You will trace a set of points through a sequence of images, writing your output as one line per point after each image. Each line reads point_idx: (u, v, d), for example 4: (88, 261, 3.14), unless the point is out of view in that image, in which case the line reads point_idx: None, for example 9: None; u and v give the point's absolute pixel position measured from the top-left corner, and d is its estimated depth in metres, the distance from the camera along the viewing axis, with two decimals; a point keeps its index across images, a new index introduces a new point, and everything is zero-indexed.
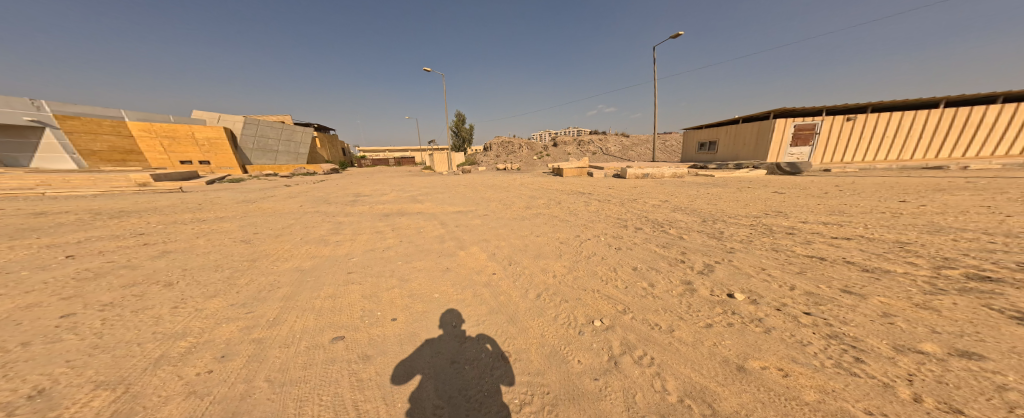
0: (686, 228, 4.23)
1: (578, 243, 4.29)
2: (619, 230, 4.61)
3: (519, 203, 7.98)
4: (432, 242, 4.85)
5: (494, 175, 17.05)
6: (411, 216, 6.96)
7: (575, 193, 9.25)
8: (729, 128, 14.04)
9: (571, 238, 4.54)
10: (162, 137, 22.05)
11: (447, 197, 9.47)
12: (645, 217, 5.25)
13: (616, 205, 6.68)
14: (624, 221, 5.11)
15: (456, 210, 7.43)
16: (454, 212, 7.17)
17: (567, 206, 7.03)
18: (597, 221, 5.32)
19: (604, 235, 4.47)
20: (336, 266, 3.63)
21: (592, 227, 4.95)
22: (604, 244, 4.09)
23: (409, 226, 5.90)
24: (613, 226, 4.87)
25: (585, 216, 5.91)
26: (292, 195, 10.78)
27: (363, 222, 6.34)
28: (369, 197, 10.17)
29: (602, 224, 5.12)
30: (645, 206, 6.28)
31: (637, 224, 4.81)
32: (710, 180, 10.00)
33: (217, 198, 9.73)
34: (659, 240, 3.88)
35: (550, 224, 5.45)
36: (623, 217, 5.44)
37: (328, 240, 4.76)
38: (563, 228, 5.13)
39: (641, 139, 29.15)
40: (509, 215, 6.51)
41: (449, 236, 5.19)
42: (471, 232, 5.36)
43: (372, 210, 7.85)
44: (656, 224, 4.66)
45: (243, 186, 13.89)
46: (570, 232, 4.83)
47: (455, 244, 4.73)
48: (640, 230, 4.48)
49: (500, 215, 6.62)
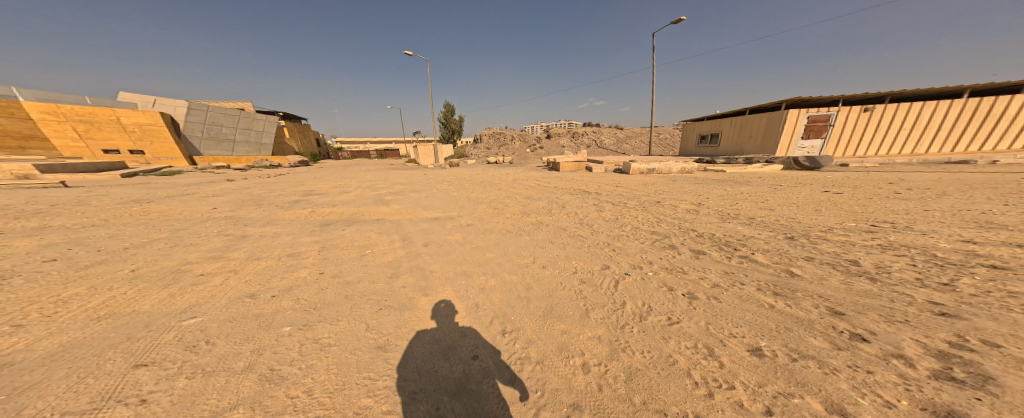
0: (778, 254, 2.67)
1: (612, 284, 2.65)
2: (666, 255, 3.01)
3: (512, 206, 6.28)
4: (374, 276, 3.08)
5: (483, 169, 15.10)
6: (362, 222, 5.09)
7: (579, 192, 7.67)
8: (733, 121, 13.27)
9: (596, 273, 2.89)
10: (75, 121, 18.44)
11: (424, 196, 7.60)
12: (690, 229, 3.69)
13: (638, 209, 5.10)
14: (663, 237, 3.53)
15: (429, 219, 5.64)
16: (424, 219, 5.35)
17: (572, 213, 5.41)
18: (623, 238, 3.72)
19: (651, 267, 2.81)
20: (112, 345, 1.76)
21: (620, 249, 3.36)
22: (658, 286, 2.48)
23: (352, 241, 4.06)
24: (650, 247, 3.29)
25: (601, 228, 4.30)
26: (223, 192, 8.53)
27: (285, 231, 4.40)
28: (323, 195, 8.08)
29: (632, 243, 3.51)
30: (678, 211, 4.75)
31: (691, 245, 3.20)
32: (726, 177, 8.79)
33: (110, 195, 7.33)
34: (754, 280, 2.29)
35: (558, 243, 3.80)
36: (657, 230, 3.85)
37: (188, 270, 2.83)
38: (577, 251, 3.49)
39: (634, 132, 28.06)
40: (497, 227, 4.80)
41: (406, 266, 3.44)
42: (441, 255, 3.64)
43: (318, 212, 5.91)
44: (722, 245, 3.09)
45: (169, 181, 11.26)
46: (590, 260, 3.18)
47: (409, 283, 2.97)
48: (701, 254, 2.90)
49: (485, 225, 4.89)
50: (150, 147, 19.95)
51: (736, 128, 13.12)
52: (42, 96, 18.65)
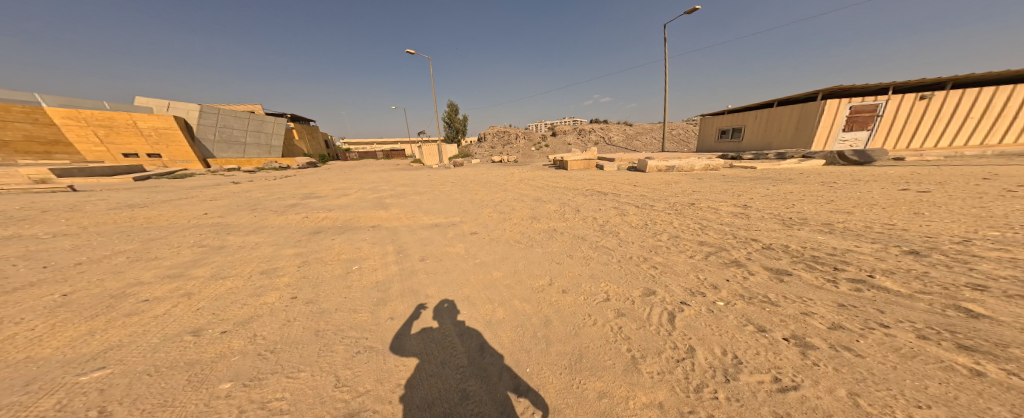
0: (918, 279, 1.97)
1: (667, 319, 1.99)
2: (733, 277, 2.33)
3: (520, 210, 5.66)
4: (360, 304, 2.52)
5: (487, 169, 14.55)
6: (355, 230, 4.56)
7: (593, 193, 6.97)
8: (759, 114, 12.21)
9: (641, 302, 2.23)
10: (95, 125, 18.88)
11: (425, 199, 7.10)
12: (748, 239, 2.98)
13: (668, 213, 4.39)
14: (716, 250, 2.84)
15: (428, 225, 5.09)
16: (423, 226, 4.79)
17: (591, 218, 4.75)
18: (663, 250, 3.05)
19: (720, 295, 2.13)
20: None
21: (666, 267, 2.69)
22: (740, 325, 1.79)
23: (339, 254, 3.52)
24: (705, 264, 2.61)
25: (630, 236, 3.63)
26: (221, 195, 8.24)
27: (270, 241, 3.90)
28: (321, 198, 7.67)
29: (677, 258, 2.83)
30: (717, 214, 4.01)
31: (763, 262, 2.49)
32: (759, 174, 7.90)
33: (105, 200, 7.08)
34: (909, 322, 1.59)
35: (579, 259, 3.16)
36: (704, 239, 3.15)
37: (134, 295, 2.31)
38: (608, 269, 2.84)
39: (644, 129, 26.97)
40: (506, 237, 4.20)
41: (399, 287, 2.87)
42: (441, 273, 3.06)
43: (311, 218, 5.44)
44: (810, 263, 2.37)
45: (174, 184, 11.17)
46: (630, 283, 2.53)
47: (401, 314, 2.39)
48: (789, 277, 2.20)
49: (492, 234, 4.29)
50: (166, 150, 20.33)
51: (762, 121, 12.06)
52: (64, 102, 19.14)
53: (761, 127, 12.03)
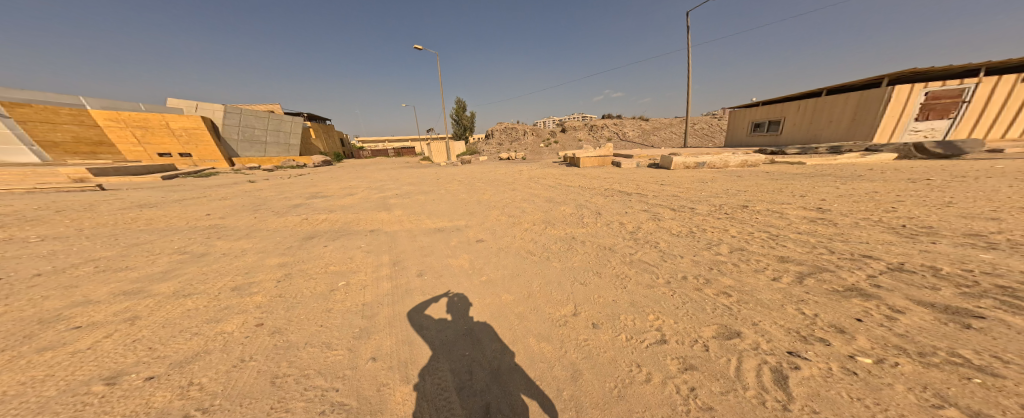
0: None
1: (775, 383, 1.37)
2: (867, 317, 1.63)
3: (534, 214, 5.06)
4: (344, 345, 2.04)
5: (496, 167, 14.00)
6: (355, 237, 4.15)
7: (613, 194, 6.25)
8: (803, 103, 10.91)
9: (729, 355, 1.59)
10: (133, 126, 19.94)
11: (429, 199, 6.72)
12: (856, 254, 2.23)
13: (716, 218, 3.65)
14: (813, 270, 2.12)
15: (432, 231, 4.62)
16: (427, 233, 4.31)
17: (618, 224, 4.08)
18: (731, 269, 2.36)
19: (862, 347, 1.46)
20: None
21: (748, 296, 2.02)
22: (929, 408, 1.14)
23: (330, 269, 3.08)
24: (807, 292, 1.91)
25: (678, 247, 2.95)
26: (230, 194, 8.18)
27: (261, 249, 3.52)
28: (326, 198, 7.45)
29: (758, 281, 2.14)
30: (777, 219, 3.29)
31: (904, 291, 1.76)
32: (808, 170, 6.91)
33: (117, 199, 7.07)
34: None
35: (610, 280, 2.59)
36: (786, 252, 2.42)
37: (72, 321, 1.90)
38: (661, 298, 2.22)
39: (663, 123, 25.48)
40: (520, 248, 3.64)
41: (394, 318, 2.38)
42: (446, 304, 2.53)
43: (310, 220, 5.10)
44: (1000, 297, 1.59)
45: (192, 182, 11.38)
46: (698, 323, 1.90)
47: (393, 364, 1.89)
48: (997, 322, 1.44)
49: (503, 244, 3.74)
50: (195, 150, 21.29)
51: (807, 111, 10.76)
52: (105, 104, 20.29)
53: (805, 119, 10.79)
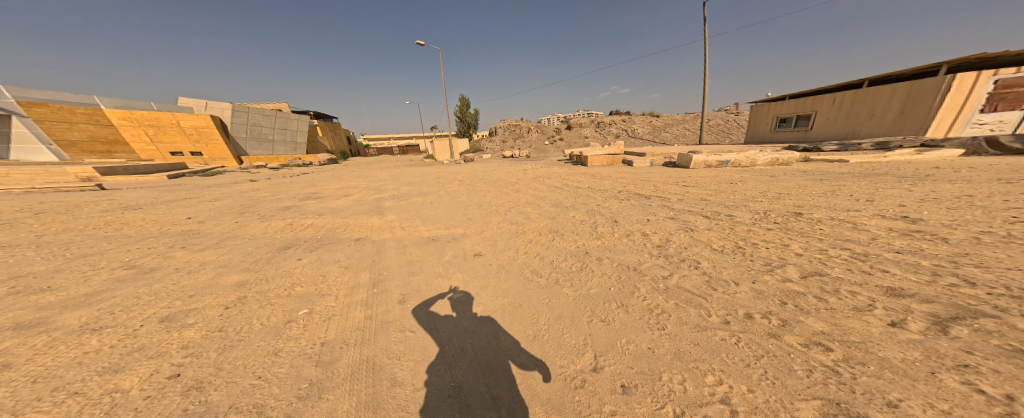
0: None
1: None
2: None
3: (539, 221, 4.47)
4: (282, 410, 1.50)
5: (500, 165, 13.41)
6: (336, 248, 3.65)
7: (627, 197, 5.58)
8: (839, 96, 9.96)
9: None
10: (146, 126, 20.19)
11: (427, 202, 6.26)
12: (1015, 289, 1.54)
13: (765, 228, 2.98)
14: (961, 316, 1.43)
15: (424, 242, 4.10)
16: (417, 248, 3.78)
17: (640, 236, 3.44)
18: (819, 305, 1.70)
19: None
20: None
21: (862, 352, 1.36)
22: None
23: (296, 295, 2.58)
24: (969, 354, 1.24)
25: (728, 270, 2.28)
26: (223, 194, 7.85)
27: (224, 262, 3.04)
28: (320, 199, 7.05)
29: (871, 327, 1.48)
30: (849, 229, 2.61)
31: None
32: (853, 169, 6.10)
33: (107, 199, 6.78)
34: None
35: (628, 317, 2.05)
36: (897, 283, 1.74)
37: None
38: (720, 349, 1.58)
39: (675, 119, 24.37)
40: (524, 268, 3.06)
41: (359, 367, 1.86)
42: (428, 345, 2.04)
43: (296, 225, 4.66)
44: None
45: (193, 181, 11.18)
46: (790, 395, 1.26)
47: None
48: None
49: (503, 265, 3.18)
50: (206, 149, 21.49)
51: (844, 104, 9.81)
52: (119, 104, 20.61)
53: (840, 113, 9.92)
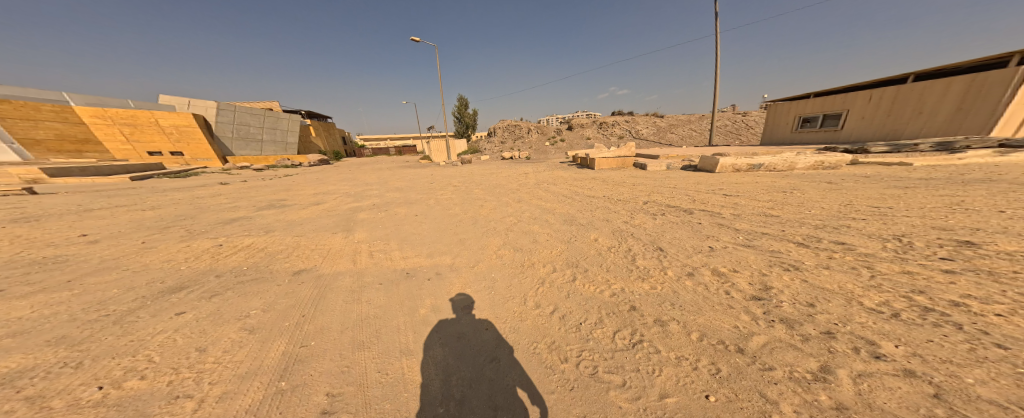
0: None
1: None
2: None
3: (552, 248, 3.37)
4: None
5: (499, 168, 12.29)
6: (254, 291, 2.44)
7: (657, 209, 4.45)
8: (876, 92, 9.03)
9: None
10: (120, 124, 18.70)
11: (410, 215, 5.15)
12: None
13: (925, 267, 1.87)
14: None
15: (395, 280, 2.95)
16: (382, 294, 2.64)
17: (712, 277, 2.31)
18: None
19: None
20: None
21: None
22: None
23: (119, 402, 1.39)
24: None
25: (973, 371, 1.21)
26: (170, 201, 6.57)
27: (32, 326, 1.84)
28: (283, 209, 5.89)
29: None
30: None
31: None
32: (928, 173, 5.07)
33: (15, 207, 5.46)
34: None
35: None
36: None
37: None
38: None
39: (681, 119, 23.43)
40: (545, 340, 1.95)
41: None
42: None
43: (230, 246, 3.50)
44: None
45: (154, 184, 9.85)
46: None
47: None
48: None
49: (509, 333, 2.09)
50: (188, 149, 20.14)
51: (883, 101, 8.89)
52: (90, 101, 19.11)
53: (876, 111, 9.04)
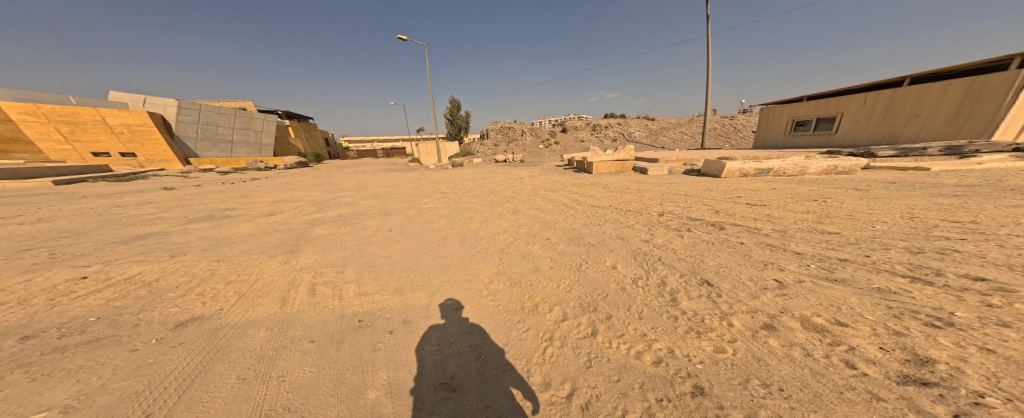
0: None
1: None
2: None
3: (560, 281, 2.57)
4: None
5: (491, 171, 11.45)
6: (49, 393, 1.43)
7: (679, 224, 3.71)
8: (872, 95, 8.88)
9: None
10: (56, 122, 16.52)
11: (381, 230, 4.23)
12: None
13: None
14: None
15: (334, 336, 2.03)
16: (311, 371, 1.73)
17: (808, 334, 1.60)
18: None
19: None
20: None
21: None
22: None
23: None
24: None
25: None
26: (82, 210, 5.32)
27: None
28: (225, 221, 4.83)
29: None
30: None
31: None
32: (961, 179, 4.63)
33: None
34: None
35: None
36: None
37: None
38: None
39: (672, 123, 23.42)
40: None
41: None
42: None
43: (104, 280, 2.48)
44: None
45: (83, 189, 8.35)
46: None
47: None
48: None
49: None
50: (140, 149, 17.84)
51: (880, 104, 8.73)
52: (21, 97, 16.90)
53: (872, 115, 8.87)
